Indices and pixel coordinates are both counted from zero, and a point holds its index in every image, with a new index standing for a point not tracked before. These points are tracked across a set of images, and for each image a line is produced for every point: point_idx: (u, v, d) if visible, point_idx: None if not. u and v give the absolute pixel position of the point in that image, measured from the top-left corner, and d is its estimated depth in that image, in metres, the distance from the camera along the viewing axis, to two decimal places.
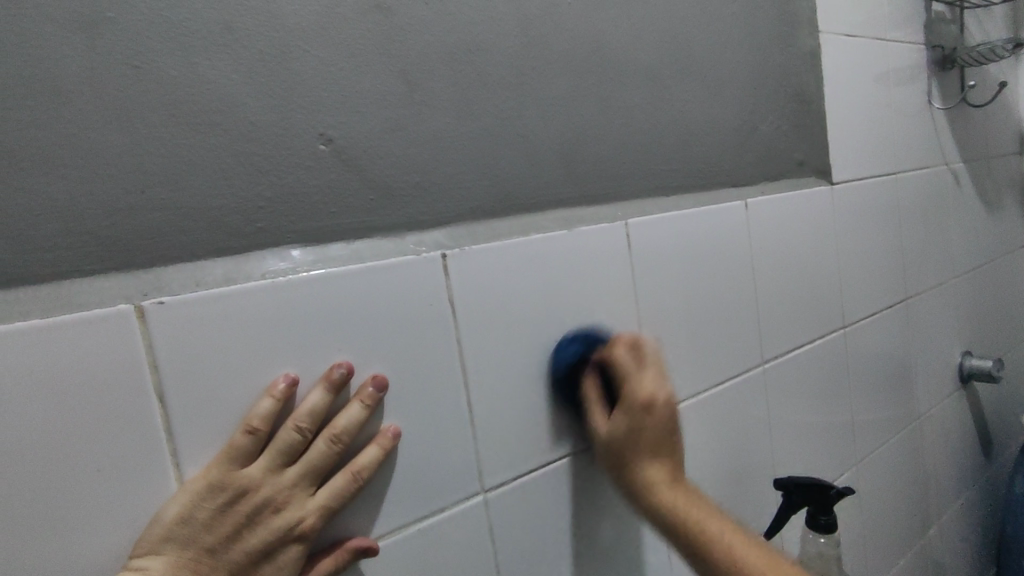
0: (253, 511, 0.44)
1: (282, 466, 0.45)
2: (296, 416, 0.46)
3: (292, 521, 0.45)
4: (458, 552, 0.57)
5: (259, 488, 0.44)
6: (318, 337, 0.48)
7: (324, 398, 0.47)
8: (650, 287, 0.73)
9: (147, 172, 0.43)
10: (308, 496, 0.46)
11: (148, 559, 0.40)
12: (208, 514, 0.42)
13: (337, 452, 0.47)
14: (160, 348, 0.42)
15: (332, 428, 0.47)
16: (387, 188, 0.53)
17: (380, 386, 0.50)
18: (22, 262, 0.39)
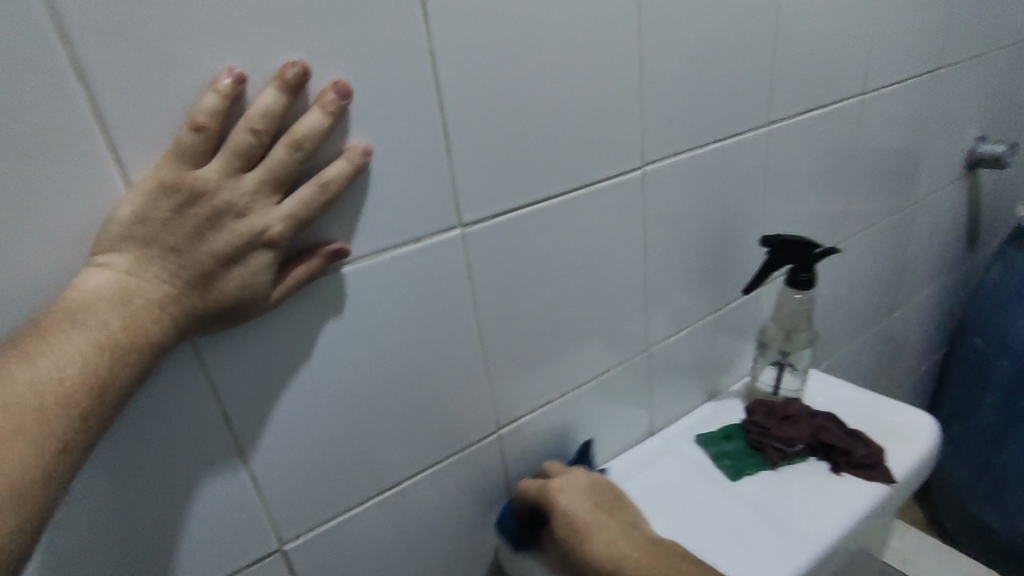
0: (216, 213, 0.40)
1: (240, 171, 0.41)
2: (248, 116, 0.41)
3: (261, 226, 0.42)
4: (435, 284, 0.57)
5: (217, 191, 0.40)
6: (265, 27, 0.41)
7: (279, 99, 0.41)
8: (657, 15, 0.63)
9: None
10: (273, 205, 0.43)
11: (112, 255, 0.39)
12: (166, 213, 0.39)
13: (300, 161, 0.43)
14: (68, 15, 0.35)
15: (292, 134, 0.42)
16: None
17: (342, 92, 0.44)
18: None
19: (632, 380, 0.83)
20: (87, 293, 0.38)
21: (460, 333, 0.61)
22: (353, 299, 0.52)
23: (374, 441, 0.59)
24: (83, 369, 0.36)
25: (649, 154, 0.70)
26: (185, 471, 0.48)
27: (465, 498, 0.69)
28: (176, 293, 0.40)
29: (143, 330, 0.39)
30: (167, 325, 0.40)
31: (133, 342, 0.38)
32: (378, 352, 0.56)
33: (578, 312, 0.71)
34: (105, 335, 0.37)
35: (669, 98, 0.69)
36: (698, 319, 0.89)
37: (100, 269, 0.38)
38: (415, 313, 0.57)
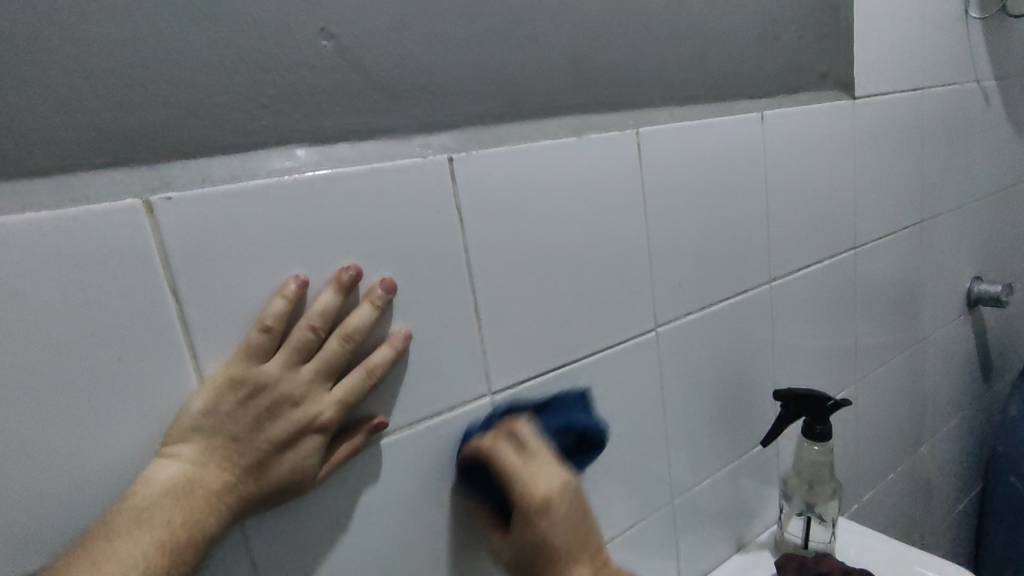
0: (275, 403, 0.45)
1: (298, 364, 0.46)
2: (308, 315, 0.46)
3: (313, 412, 0.46)
4: (465, 451, 0.60)
5: (277, 384, 0.45)
6: (328, 240, 0.48)
7: (335, 299, 0.47)
8: (660, 199, 0.72)
9: (143, 63, 0.41)
10: (324, 391, 0.47)
11: (179, 446, 0.43)
12: (232, 406, 0.44)
13: (350, 351, 0.48)
14: (172, 244, 0.42)
15: (345, 328, 0.48)
16: (390, 87, 0.52)
17: (389, 287, 0.50)
18: (29, 154, 0.39)
19: (658, 538, 0.81)
20: (155, 485, 0.41)
21: (487, 498, 0.62)
22: (388, 471, 0.55)
23: None
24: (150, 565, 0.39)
25: (661, 317, 0.75)
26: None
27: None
28: (234, 481, 0.43)
29: (202, 521, 0.42)
30: (224, 513, 0.43)
31: (192, 532, 0.41)
32: (409, 522, 0.57)
33: (601, 470, 0.72)
34: (170, 528, 0.40)
35: (676, 266, 0.76)
36: (719, 469, 0.89)
37: (167, 461, 0.42)
38: (445, 480, 0.59)
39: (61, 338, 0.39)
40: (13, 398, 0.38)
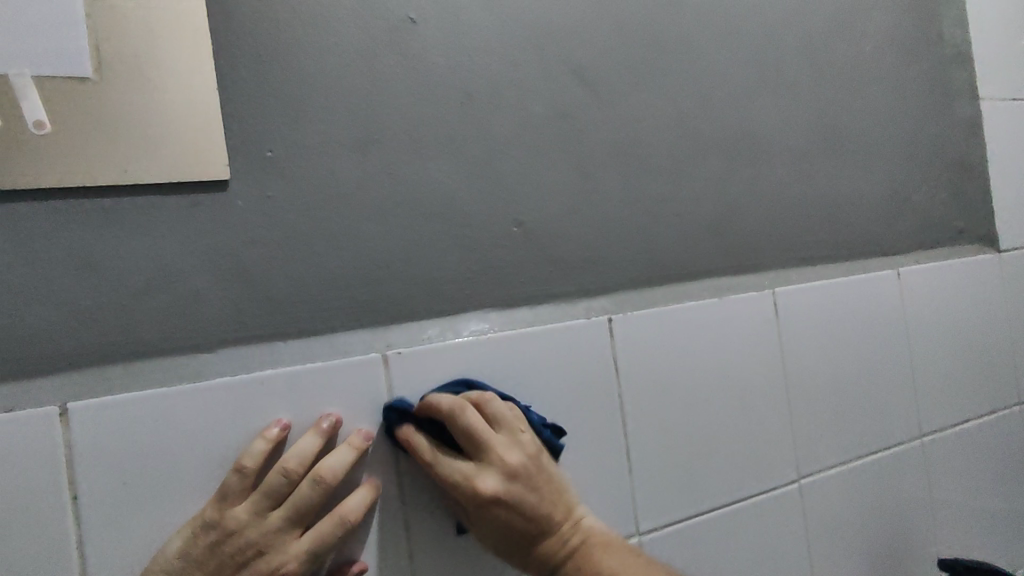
0: (235, 553, 0.45)
1: (266, 510, 0.46)
2: (290, 459, 0.47)
3: (279, 564, 0.45)
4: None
5: (247, 528, 0.45)
6: (508, 387, 0.59)
7: (309, 445, 0.48)
8: (797, 352, 0.76)
9: (392, 252, 0.56)
10: (293, 539, 0.46)
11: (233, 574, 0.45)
12: (206, 551, 0.44)
13: (321, 498, 0.47)
14: (397, 387, 0.54)
15: (316, 470, 0.47)
16: (562, 261, 0.63)
17: (334, 424, 0.50)
18: (311, 318, 0.53)
19: None
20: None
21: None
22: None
23: None
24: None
25: (803, 469, 0.75)
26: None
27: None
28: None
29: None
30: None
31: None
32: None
33: None
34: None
35: (816, 417, 0.77)
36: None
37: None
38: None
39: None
40: None
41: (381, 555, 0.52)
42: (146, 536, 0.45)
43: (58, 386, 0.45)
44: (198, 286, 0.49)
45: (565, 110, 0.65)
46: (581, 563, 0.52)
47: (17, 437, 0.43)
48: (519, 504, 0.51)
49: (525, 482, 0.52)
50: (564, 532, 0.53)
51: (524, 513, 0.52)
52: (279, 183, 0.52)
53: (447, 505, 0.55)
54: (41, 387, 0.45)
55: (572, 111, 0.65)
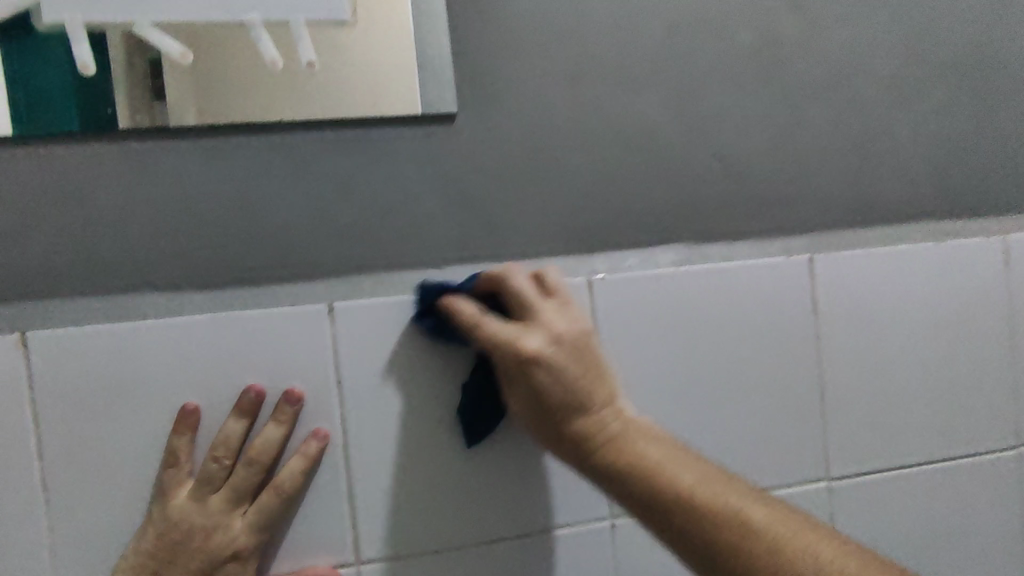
0: (226, 553, 0.48)
1: (205, 494, 0.49)
2: (225, 442, 0.49)
3: (226, 543, 0.48)
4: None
5: (195, 515, 0.48)
6: (705, 318, 0.60)
7: (273, 437, 0.50)
8: None
9: (597, 182, 0.58)
10: (232, 522, 0.49)
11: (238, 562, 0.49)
12: (141, 530, 0.49)
13: (250, 477, 0.49)
14: (601, 309, 0.57)
15: (247, 453, 0.49)
16: (762, 197, 0.62)
17: (294, 399, 0.51)
18: (525, 242, 0.57)
19: None
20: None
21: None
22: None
23: None
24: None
25: None
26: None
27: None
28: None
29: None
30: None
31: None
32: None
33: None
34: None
35: None
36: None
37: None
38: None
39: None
40: (497, 408, 0.54)
41: None
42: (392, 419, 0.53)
43: (325, 288, 0.53)
44: (431, 208, 0.55)
45: (773, 38, 0.62)
46: (679, 495, 0.44)
47: (301, 328, 0.52)
48: (574, 367, 0.46)
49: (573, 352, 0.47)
50: (603, 414, 0.47)
51: (571, 392, 0.46)
52: (499, 116, 0.57)
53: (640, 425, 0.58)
54: (312, 288, 0.53)
55: (781, 39, 0.62)
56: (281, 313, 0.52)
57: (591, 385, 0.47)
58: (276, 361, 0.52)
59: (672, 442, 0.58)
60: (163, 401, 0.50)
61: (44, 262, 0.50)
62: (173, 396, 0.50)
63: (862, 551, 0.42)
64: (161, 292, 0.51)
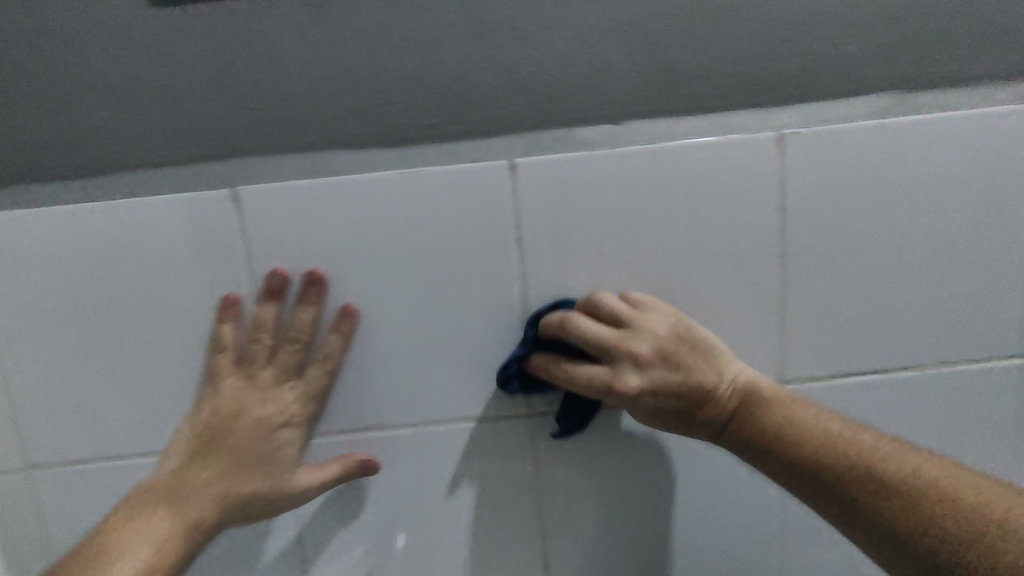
0: (272, 418, 0.54)
1: (259, 367, 0.54)
2: (269, 324, 0.54)
3: (273, 412, 0.54)
4: (970, 409, 0.59)
5: (249, 386, 0.54)
6: (906, 178, 0.54)
7: (308, 317, 0.53)
8: None
9: (797, 21, 0.51)
10: (280, 394, 0.54)
11: (285, 435, 0.54)
12: (203, 398, 0.55)
13: (294, 353, 0.54)
14: (789, 167, 0.53)
15: (291, 332, 0.54)
16: (994, 33, 0.53)
17: (320, 281, 0.53)
18: (710, 94, 0.53)
19: None
20: (166, 521, 0.51)
21: (986, 465, 0.61)
22: (892, 401, 0.59)
23: None
24: (152, 549, 0.50)
25: None
26: (726, 512, 0.60)
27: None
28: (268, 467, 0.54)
29: (195, 538, 0.52)
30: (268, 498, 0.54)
31: (202, 536, 0.53)
32: None
33: None
34: (167, 534, 0.51)
35: None
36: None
37: (168, 458, 0.55)
38: (941, 429, 0.60)
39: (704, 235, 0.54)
40: (672, 268, 0.54)
41: (756, 327, 0.56)
42: (571, 278, 0.54)
43: (500, 145, 0.53)
44: (611, 57, 0.51)
45: None
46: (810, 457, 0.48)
47: (484, 186, 0.52)
48: (673, 376, 0.50)
49: (674, 355, 0.50)
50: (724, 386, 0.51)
51: (685, 383, 0.50)
52: None
53: (816, 292, 0.56)
54: (490, 145, 0.53)
55: None
56: (462, 170, 0.52)
57: (698, 369, 0.50)
58: (459, 218, 0.53)
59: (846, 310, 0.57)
60: (358, 257, 0.53)
61: (244, 123, 0.52)
62: (365, 252, 0.53)
63: (929, 457, 0.47)
64: (351, 152, 0.53)
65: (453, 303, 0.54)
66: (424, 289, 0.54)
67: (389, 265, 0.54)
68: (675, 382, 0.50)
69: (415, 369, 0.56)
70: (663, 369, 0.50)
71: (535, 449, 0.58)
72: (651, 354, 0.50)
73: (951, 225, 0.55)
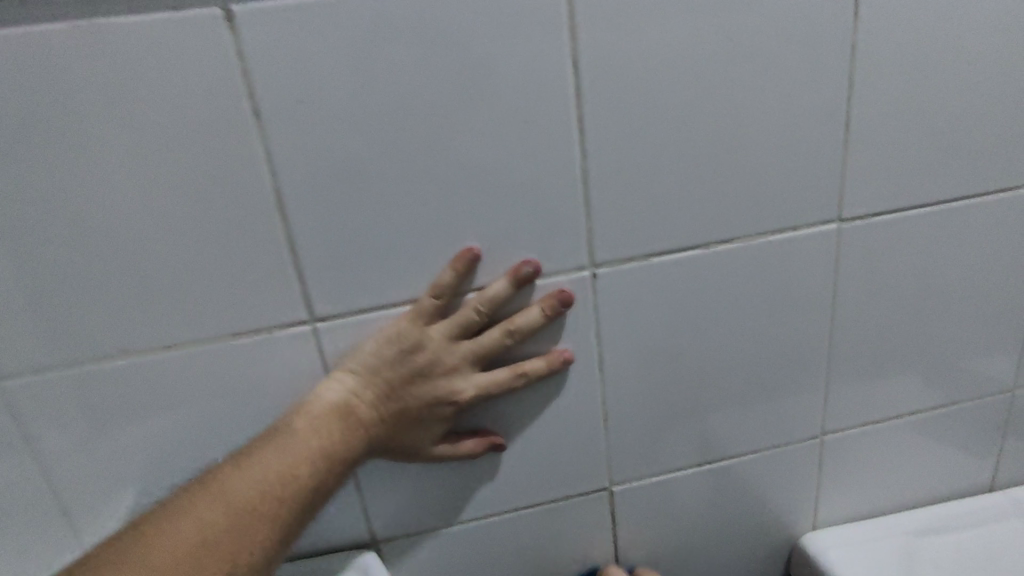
0: (454, 390, 0.52)
1: (433, 329, 0.51)
2: (445, 287, 0.51)
3: (458, 382, 0.52)
4: (783, 281, 0.58)
5: (411, 355, 0.50)
6: (713, 25, 0.48)
7: (454, 275, 0.50)
8: None
9: None
10: (455, 363, 0.52)
11: (441, 409, 0.53)
12: (348, 395, 0.50)
13: (438, 306, 0.51)
14: (580, 12, 0.46)
15: (436, 283, 0.51)
16: None
17: (564, 300, 0.52)
18: None
19: (978, 424, 0.74)
20: (286, 454, 0.47)
21: (797, 334, 0.62)
22: (769, 268, 0.58)
23: (708, 412, 0.63)
24: (269, 484, 0.46)
25: None
26: (540, 400, 0.58)
27: (775, 487, 0.70)
28: (396, 425, 0.52)
29: (311, 479, 0.48)
30: (345, 459, 0.50)
31: (312, 484, 0.48)
32: (709, 336, 0.59)
33: (936, 332, 0.66)
34: (287, 467, 0.47)
35: None
36: (996, 439, 0.76)
37: (336, 380, 0.50)
38: (756, 303, 0.59)
39: (578, 84, 0.48)
40: (453, 138, 0.47)
41: (558, 205, 0.51)
42: (332, 154, 0.46)
43: None
44: None
45: None
46: None
47: (197, 41, 0.42)
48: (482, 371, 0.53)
49: (477, 351, 0.52)
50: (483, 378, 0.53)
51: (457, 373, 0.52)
52: None
53: (688, 155, 0.52)
54: None
55: None
56: (166, 21, 0.41)
57: (479, 359, 0.52)
58: (245, 77, 0.44)
59: (654, 181, 0.52)
60: (82, 133, 0.43)
61: None
62: (131, 121, 0.43)
63: None
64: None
65: (289, 177, 0.46)
66: (175, 172, 0.45)
67: (212, 134, 0.44)
68: (463, 363, 0.52)
69: (252, 261, 0.49)
70: (442, 351, 0.51)
71: (319, 355, 0.52)
72: (459, 350, 0.51)
73: (815, 76, 0.51)
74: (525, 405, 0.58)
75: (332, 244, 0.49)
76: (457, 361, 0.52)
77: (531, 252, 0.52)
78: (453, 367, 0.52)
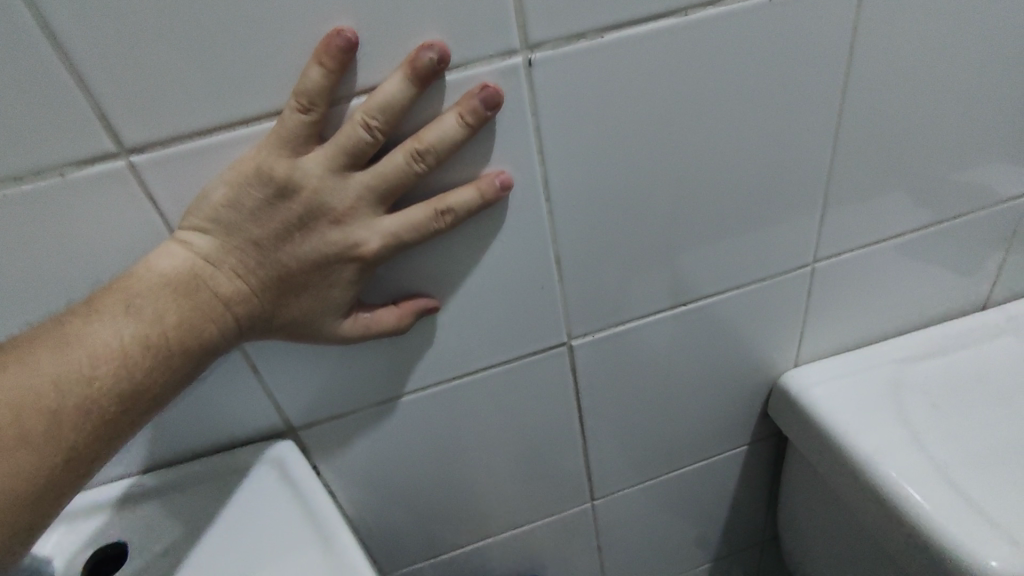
0: (350, 243, 0.39)
1: (302, 161, 0.36)
2: (316, 93, 0.35)
3: (353, 232, 0.39)
4: (781, 64, 0.44)
5: (272, 200, 0.36)
6: None
7: (324, 73, 0.34)
8: None
9: None
10: (344, 205, 0.37)
11: (338, 270, 0.40)
12: (197, 260, 0.37)
13: (308, 124, 0.35)
14: None
15: (300, 89, 0.35)
16: None
17: (491, 100, 0.37)
18: None
19: (984, 236, 0.65)
20: (96, 342, 0.35)
21: (795, 138, 0.49)
22: (766, 46, 0.43)
23: (682, 246, 0.52)
24: (57, 382, 0.33)
25: None
26: (474, 247, 0.46)
27: (757, 325, 0.62)
28: (270, 297, 0.39)
29: (131, 375, 0.35)
30: (190, 348, 0.37)
31: (136, 384, 0.36)
32: (685, 147, 0.46)
33: (957, 126, 0.54)
34: (93, 360, 0.34)
35: None
36: (1000, 253, 0.67)
37: (179, 244, 0.37)
38: (746, 98, 0.45)
39: None
40: None
41: None
42: None
43: None
44: None
45: None
46: None
47: None
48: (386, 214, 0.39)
49: (373, 189, 0.38)
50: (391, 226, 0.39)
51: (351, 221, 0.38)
52: None
53: None
54: None
55: None
56: None
57: (382, 199, 0.38)
58: None
59: None
60: None
61: None
62: None
63: None
64: None
65: None
66: None
67: None
68: (357, 205, 0.38)
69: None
70: (322, 192, 0.36)
71: (150, 202, 0.38)
72: (349, 189, 0.37)
73: None
74: (455, 254, 0.46)
75: (126, 25, 0.32)
76: (349, 205, 0.38)
77: (434, 30, 0.36)
78: (345, 212, 0.38)
